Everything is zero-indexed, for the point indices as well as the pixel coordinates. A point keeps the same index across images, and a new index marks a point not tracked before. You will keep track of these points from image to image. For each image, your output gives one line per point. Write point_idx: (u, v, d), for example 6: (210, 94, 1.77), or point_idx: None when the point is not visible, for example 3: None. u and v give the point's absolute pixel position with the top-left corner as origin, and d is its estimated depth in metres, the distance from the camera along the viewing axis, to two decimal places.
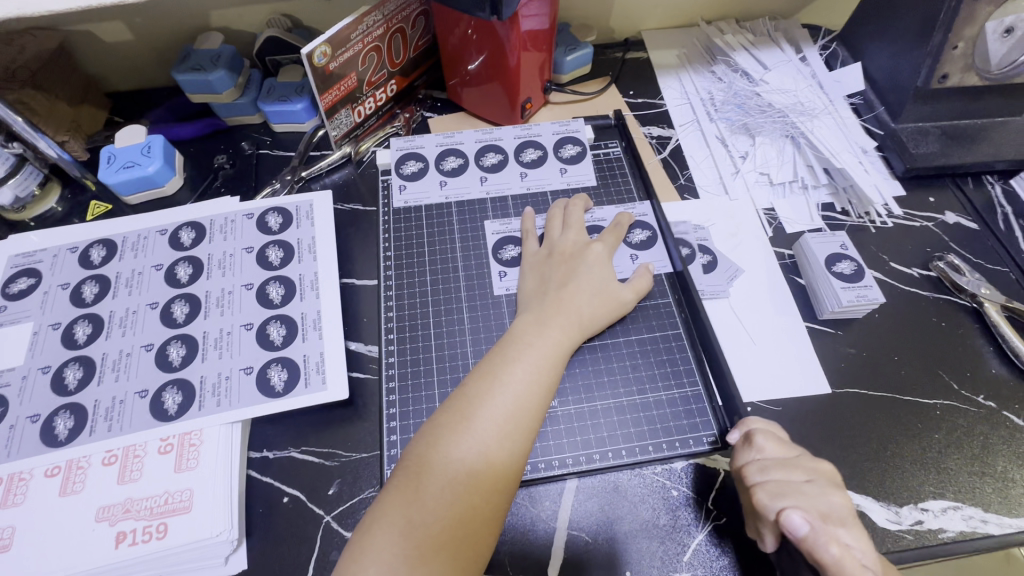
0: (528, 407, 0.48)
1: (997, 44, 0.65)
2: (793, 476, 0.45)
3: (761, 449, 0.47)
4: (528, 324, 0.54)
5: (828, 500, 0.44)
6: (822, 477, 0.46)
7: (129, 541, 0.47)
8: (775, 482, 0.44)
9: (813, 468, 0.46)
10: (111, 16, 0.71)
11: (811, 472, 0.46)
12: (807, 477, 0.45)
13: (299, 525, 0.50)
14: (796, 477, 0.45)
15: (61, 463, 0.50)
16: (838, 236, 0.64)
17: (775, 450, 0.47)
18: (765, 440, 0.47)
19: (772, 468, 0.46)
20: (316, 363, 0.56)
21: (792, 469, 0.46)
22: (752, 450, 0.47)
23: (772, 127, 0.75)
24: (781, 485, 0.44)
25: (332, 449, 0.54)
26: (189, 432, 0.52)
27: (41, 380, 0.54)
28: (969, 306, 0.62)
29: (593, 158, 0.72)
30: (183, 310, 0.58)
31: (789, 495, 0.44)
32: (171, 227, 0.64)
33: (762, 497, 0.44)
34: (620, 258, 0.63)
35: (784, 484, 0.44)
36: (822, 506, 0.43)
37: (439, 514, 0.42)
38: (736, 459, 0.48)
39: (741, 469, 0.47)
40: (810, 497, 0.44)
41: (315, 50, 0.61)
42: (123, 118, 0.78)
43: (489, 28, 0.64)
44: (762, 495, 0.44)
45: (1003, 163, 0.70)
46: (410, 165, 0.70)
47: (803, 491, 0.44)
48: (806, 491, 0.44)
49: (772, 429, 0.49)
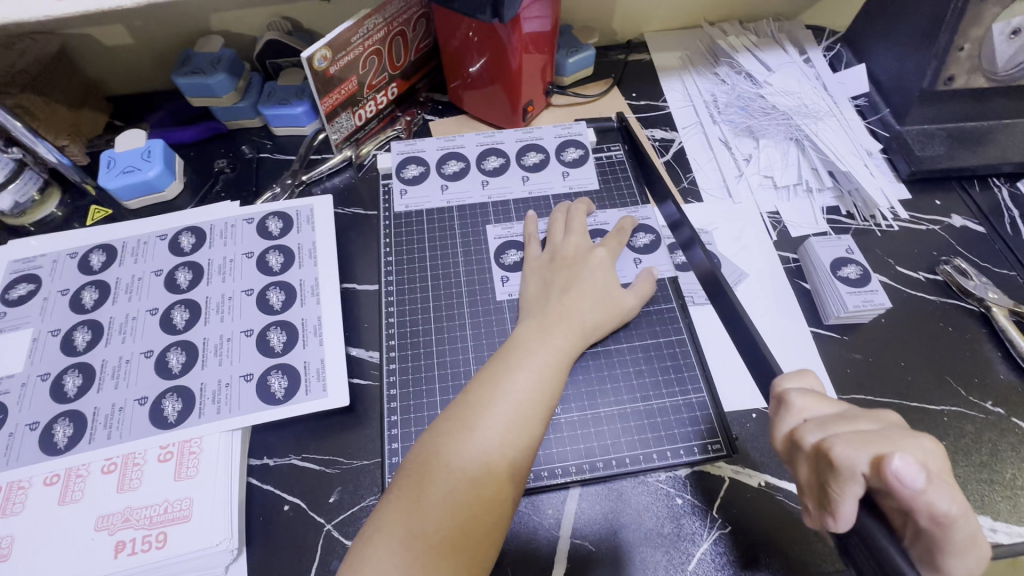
0: (530, 415, 0.47)
1: (1005, 45, 0.64)
2: (858, 426, 0.35)
3: (802, 408, 0.38)
4: (529, 331, 0.53)
5: (917, 443, 0.33)
6: (893, 422, 0.36)
7: (128, 550, 0.46)
8: (851, 433, 0.34)
9: (879, 418, 0.36)
10: (111, 20, 0.70)
11: (877, 418, 0.36)
12: (877, 424, 0.35)
13: (300, 534, 0.49)
14: (864, 426, 0.35)
15: (61, 472, 0.50)
16: (843, 241, 0.64)
17: (820, 406, 0.38)
18: (803, 397, 0.38)
19: (833, 423, 0.36)
20: (316, 370, 0.55)
21: (855, 419, 0.36)
22: (795, 409, 0.38)
23: (775, 129, 0.74)
24: (856, 435, 0.34)
25: (332, 457, 0.53)
26: (189, 440, 0.51)
27: (40, 387, 0.53)
28: (977, 311, 0.62)
29: (595, 161, 0.71)
30: (182, 316, 0.57)
31: (872, 440, 0.33)
32: (171, 232, 0.63)
33: (840, 449, 0.33)
34: (623, 262, 0.63)
35: (859, 435, 0.34)
36: (915, 451, 0.32)
37: (441, 523, 0.42)
38: (780, 426, 0.38)
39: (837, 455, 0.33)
40: (897, 440, 0.33)
41: (316, 53, 0.60)
42: (123, 122, 0.78)
43: (490, 31, 0.63)
44: (838, 447, 0.33)
45: (1010, 166, 0.69)
46: (411, 169, 0.70)
47: (884, 435, 0.33)
48: (889, 436, 0.33)
49: (813, 389, 0.40)
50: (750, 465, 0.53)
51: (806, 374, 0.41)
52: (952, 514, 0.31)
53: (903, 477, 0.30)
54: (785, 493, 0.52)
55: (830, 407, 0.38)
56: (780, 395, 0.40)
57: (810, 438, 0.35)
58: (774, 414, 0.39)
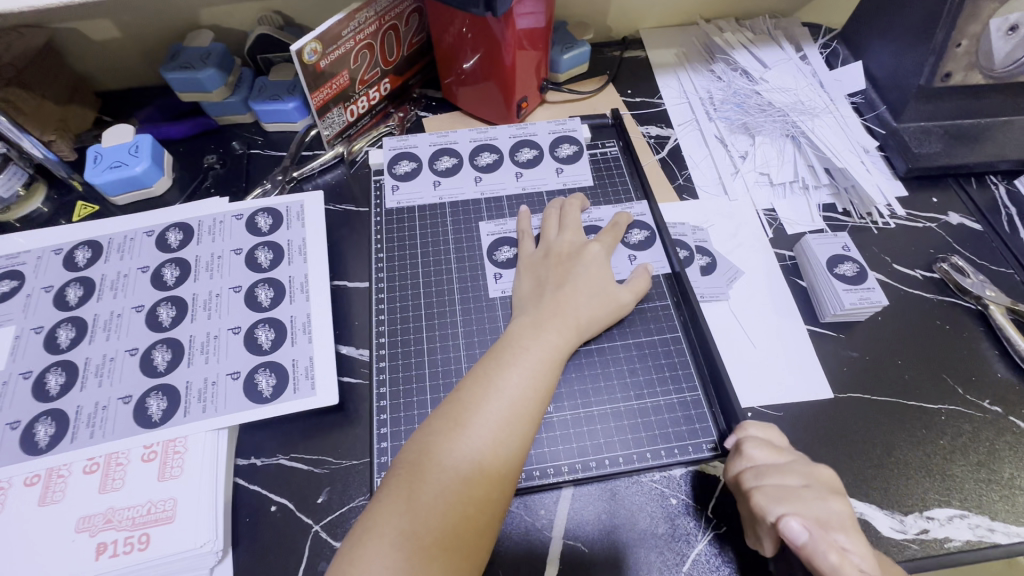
0: (524, 414, 0.46)
1: (1001, 42, 0.64)
2: (788, 479, 0.44)
3: (752, 458, 0.45)
4: (523, 329, 0.52)
5: (826, 505, 0.41)
6: (821, 483, 0.43)
7: (110, 552, 0.45)
8: (773, 486, 0.43)
9: (811, 476, 0.44)
10: (99, 14, 0.69)
11: (809, 478, 0.44)
12: (805, 483, 0.43)
13: (287, 535, 0.48)
14: (792, 481, 0.43)
15: (42, 472, 0.49)
16: (840, 238, 0.63)
17: (768, 458, 0.45)
18: (756, 449, 0.46)
19: (768, 473, 0.44)
20: (305, 368, 0.54)
21: (788, 473, 0.44)
22: (746, 458, 0.46)
23: (771, 127, 0.73)
24: (779, 490, 0.43)
25: (321, 457, 0.52)
26: (174, 439, 0.50)
27: (22, 386, 0.52)
28: (974, 309, 0.61)
29: (589, 158, 0.71)
30: (169, 313, 0.56)
31: (788, 498, 0.42)
32: (158, 228, 0.62)
33: (761, 501, 0.42)
34: (617, 259, 0.62)
35: (784, 489, 0.43)
36: (820, 511, 0.41)
37: (432, 524, 0.41)
38: (731, 467, 0.46)
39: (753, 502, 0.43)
40: (807, 501, 0.42)
41: (305, 46, 0.59)
42: (112, 117, 0.77)
43: (483, 26, 0.62)
44: (761, 499, 0.42)
45: (1007, 163, 0.69)
46: (404, 165, 0.69)
47: (800, 495, 0.42)
48: (805, 496, 0.42)
49: (768, 440, 0.47)
50: None
51: (769, 427, 0.48)
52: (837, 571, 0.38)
53: (791, 532, 0.39)
54: None
55: (777, 459, 0.45)
56: (738, 442, 0.47)
57: (747, 483, 0.44)
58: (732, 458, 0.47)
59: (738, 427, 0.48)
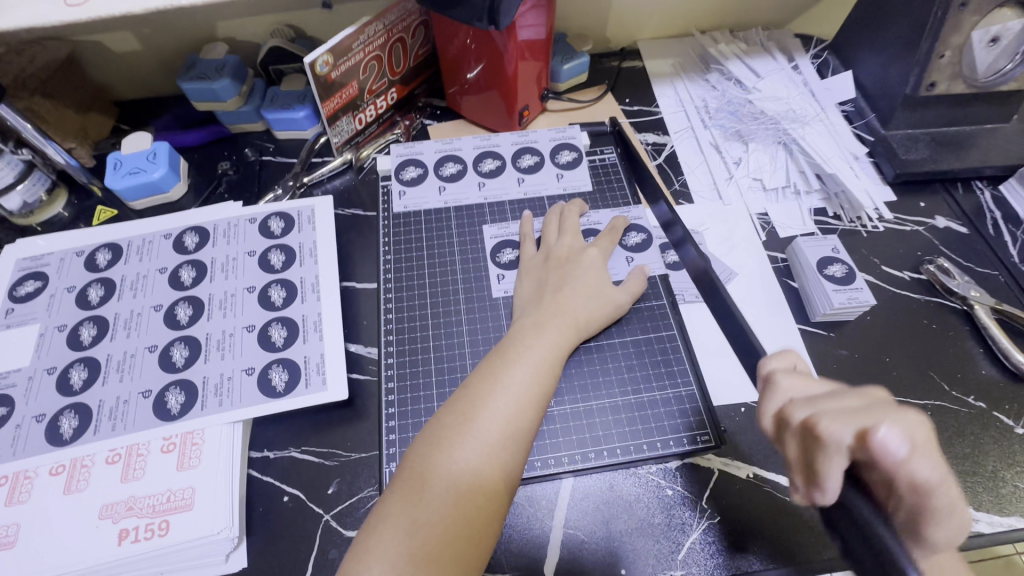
0: (528, 409, 0.49)
1: (983, 53, 0.66)
2: (843, 400, 0.32)
3: (788, 389, 0.36)
4: (526, 328, 0.55)
5: (903, 416, 0.29)
6: (881, 400, 0.32)
7: (131, 538, 0.48)
8: (832, 410, 0.31)
9: (866, 396, 0.33)
10: (119, 27, 0.72)
11: (864, 394, 0.32)
12: (865, 399, 0.32)
13: (299, 524, 0.50)
14: (849, 400, 0.32)
15: (66, 462, 0.51)
16: (829, 240, 0.65)
17: (805, 388, 0.35)
18: (788, 380, 0.37)
19: (821, 399, 0.33)
20: (317, 365, 0.57)
21: (841, 395, 0.33)
22: (781, 392, 0.36)
23: (764, 134, 0.76)
24: (843, 410, 0.30)
25: (331, 449, 0.54)
26: (192, 432, 0.53)
27: (47, 381, 0.55)
28: (960, 309, 0.63)
29: (588, 164, 0.73)
30: (186, 312, 0.59)
31: (861, 414, 0.29)
32: (176, 232, 0.65)
33: (825, 426, 0.30)
34: (615, 260, 0.64)
35: (848, 408, 0.31)
36: (906, 422, 0.28)
37: (444, 512, 0.43)
38: (766, 406, 0.36)
39: (807, 425, 0.31)
40: (875, 411, 0.29)
41: (317, 58, 0.62)
42: (129, 126, 0.80)
43: (486, 38, 0.65)
44: (822, 424, 0.30)
45: (992, 169, 0.71)
46: (410, 170, 0.72)
47: (864, 409, 0.30)
48: (871, 410, 0.30)
49: (798, 372, 0.38)
50: (739, 457, 0.54)
51: (787, 358, 0.40)
52: (931, 485, 0.27)
53: (889, 445, 0.27)
54: (773, 484, 0.53)
55: (818, 387, 0.35)
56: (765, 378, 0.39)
57: (795, 415, 0.32)
58: (762, 396, 0.38)
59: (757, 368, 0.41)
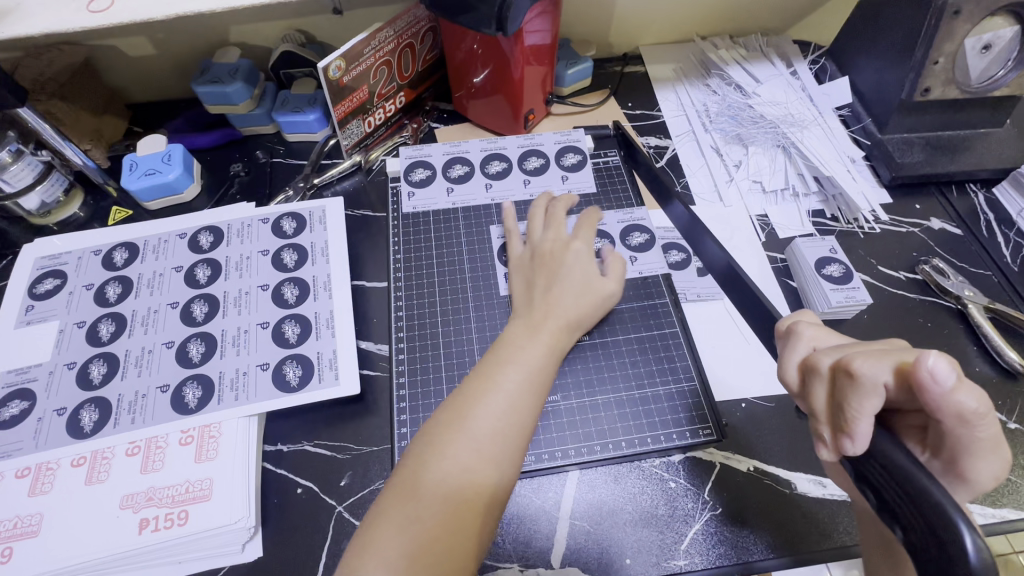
0: (521, 407, 0.50)
1: (976, 59, 0.69)
2: (871, 348, 0.38)
3: (812, 338, 0.42)
4: (518, 330, 0.56)
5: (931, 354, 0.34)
6: (901, 347, 0.38)
7: (152, 527, 0.49)
8: (863, 352, 0.37)
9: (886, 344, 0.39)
10: (134, 31, 0.74)
11: (886, 344, 0.38)
12: (887, 347, 0.38)
13: (312, 515, 0.52)
14: (877, 348, 0.38)
15: (87, 454, 0.52)
16: (827, 241, 0.67)
17: (826, 338, 0.41)
18: (811, 328, 0.42)
19: (846, 348, 0.39)
20: (329, 361, 0.58)
21: (866, 344, 0.39)
22: (805, 343, 0.42)
23: (764, 137, 0.78)
24: (872, 352, 0.36)
25: (343, 443, 0.56)
26: (209, 425, 0.54)
27: (67, 375, 0.56)
28: (954, 308, 0.65)
29: (593, 167, 0.75)
30: (202, 310, 0.61)
31: (892, 354, 0.35)
32: (191, 231, 0.67)
33: (861, 365, 0.35)
34: (618, 259, 0.66)
35: (874, 352, 0.36)
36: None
37: (435, 508, 0.44)
38: (791, 355, 0.42)
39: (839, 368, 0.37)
40: (903, 353, 0.35)
41: (330, 63, 0.64)
42: (142, 128, 0.81)
43: (493, 43, 0.67)
44: (858, 363, 0.35)
45: (985, 172, 0.73)
46: (419, 172, 0.74)
47: (894, 351, 0.36)
48: (899, 351, 0.36)
49: (818, 323, 0.44)
50: (740, 450, 0.56)
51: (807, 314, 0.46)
52: (974, 415, 0.32)
53: (937, 375, 0.31)
54: (774, 477, 0.55)
55: (838, 337, 0.42)
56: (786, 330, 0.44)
57: (825, 362, 0.38)
58: (784, 346, 0.43)
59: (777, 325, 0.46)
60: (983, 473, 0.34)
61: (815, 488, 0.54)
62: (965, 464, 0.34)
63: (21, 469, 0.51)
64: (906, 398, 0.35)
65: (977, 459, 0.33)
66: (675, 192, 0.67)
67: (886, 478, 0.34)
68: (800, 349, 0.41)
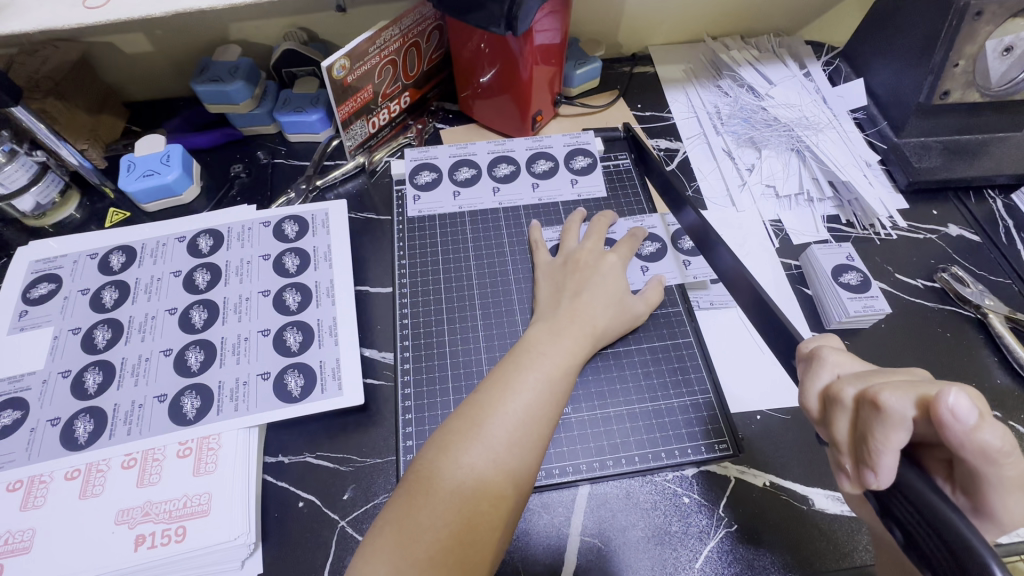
0: (539, 416, 0.49)
1: (997, 62, 0.67)
2: (895, 377, 0.36)
3: (835, 364, 0.39)
4: (541, 332, 0.55)
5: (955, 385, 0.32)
6: (928, 377, 0.36)
7: (148, 544, 0.47)
8: (887, 382, 0.34)
9: (911, 372, 0.37)
10: (132, 28, 0.72)
11: (911, 372, 0.36)
12: (912, 376, 0.36)
13: (314, 530, 0.50)
14: (901, 378, 0.35)
15: (81, 467, 0.51)
16: (843, 248, 0.65)
17: (850, 364, 0.39)
18: (834, 354, 0.40)
19: (870, 376, 0.36)
20: (332, 369, 0.57)
21: (890, 373, 0.36)
22: (828, 369, 0.39)
23: (778, 141, 0.76)
24: (896, 382, 0.34)
25: (345, 455, 0.54)
26: (208, 437, 0.52)
27: (61, 384, 0.55)
28: (973, 317, 0.63)
29: (602, 170, 0.73)
30: (201, 316, 0.59)
31: (917, 386, 0.33)
32: (190, 235, 0.65)
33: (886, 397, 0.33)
34: (670, 262, 0.65)
35: (898, 382, 0.34)
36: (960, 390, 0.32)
37: (447, 519, 0.43)
38: (813, 382, 0.40)
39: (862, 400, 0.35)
40: (930, 384, 0.33)
41: (335, 62, 0.62)
42: (140, 127, 0.79)
43: (502, 43, 0.65)
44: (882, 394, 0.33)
45: (1004, 177, 0.72)
46: (425, 175, 0.72)
47: (920, 381, 0.33)
48: (926, 382, 0.33)
49: (841, 348, 0.42)
50: (756, 465, 0.54)
51: (829, 339, 0.44)
52: (1001, 453, 0.30)
53: (957, 414, 0.29)
54: (789, 492, 0.53)
55: (861, 364, 0.39)
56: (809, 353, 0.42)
57: (848, 391, 0.36)
58: (805, 372, 0.41)
59: (800, 347, 0.44)
60: (1015, 512, 0.31)
61: (833, 504, 0.52)
62: (993, 504, 0.31)
63: (13, 483, 0.50)
64: (931, 432, 0.33)
65: (1005, 501, 0.31)
66: (688, 198, 0.63)
67: (913, 515, 0.32)
68: (822, 377, 0.39)
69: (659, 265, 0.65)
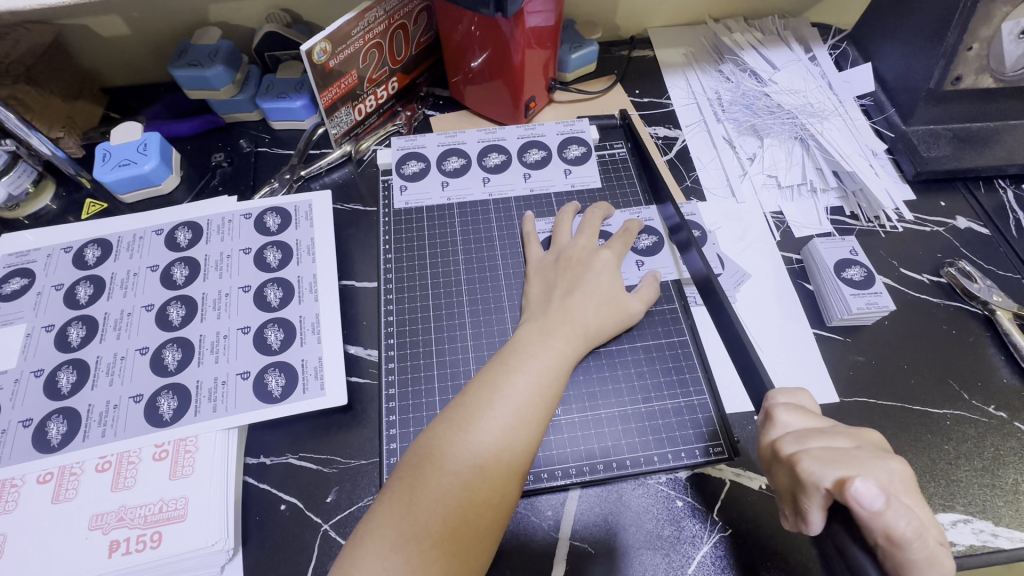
0: (528, 420, 0.46)
1: (1012, 46, 0.63)
2: (835, 443, 0.37)
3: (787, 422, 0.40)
4: (531, 332, 0.53)
5: (884, 466, 0.35)
6: (868, 446, 0.37)
7: (122, 550, 0.46)
8: (819, 450, 0.36)
9: (856, 438, 0.38)
10: (106, 9, 0.69)
11: (854, 438, 0.38)
12: (850, 444, 0.37)
13: (296, 534, 0.49)
14: (841, 443, 0.37)
15: (54, 470, 0.49)
16: (847, 242, 0.63)
17: (803, 422, 0.40)
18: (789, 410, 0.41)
19: (811, 437, 0.38)
20: (314, 369, 0.55)
21: (832, 435, 0.38)
22: (779, 424, 0.40)
23: (780, 129, 0.73)
24: (828, 452, 0.36)
25: (328, 456, 0.52)
26: (185, 439, 0.51)
27: (34, 384, 0.53)
28: (981, 314, 0.61)
29: (597, 159, 0.71)
30: (179, 312, 0.57)
31: (843, 461, 0.35)
32: (168, 227, 0.63)
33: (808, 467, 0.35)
34: (666, 257, 0.63)
35: (832, 453, 0.36)
36: (882, 474, 0.34)
37: (431, 528, 0.41)
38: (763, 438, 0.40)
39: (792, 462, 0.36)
40: (860, 462, 0.35)
41: (315, 46, 0.59)
42: (119, 113, 0.76)
43: (492, 25, 0.61)
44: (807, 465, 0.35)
45: (1016, 167, 0.69)
46: (412, 165, 0.69)
47: (852, 456, 0.35)
48: (856, 458, 0.35)
49: (797, 403, 0.42)
50: (753, 468, 0.53)
51: (799, 393, 0.43)
52: (909, 537, 0.30)
53: (862, 499, 0.31)
54: None
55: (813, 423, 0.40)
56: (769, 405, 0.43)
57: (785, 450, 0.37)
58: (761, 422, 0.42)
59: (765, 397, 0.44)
60: None
61: None
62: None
63: None
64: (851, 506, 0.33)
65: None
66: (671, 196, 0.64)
67: None
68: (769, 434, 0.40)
69: (654, 260, 0.62)
